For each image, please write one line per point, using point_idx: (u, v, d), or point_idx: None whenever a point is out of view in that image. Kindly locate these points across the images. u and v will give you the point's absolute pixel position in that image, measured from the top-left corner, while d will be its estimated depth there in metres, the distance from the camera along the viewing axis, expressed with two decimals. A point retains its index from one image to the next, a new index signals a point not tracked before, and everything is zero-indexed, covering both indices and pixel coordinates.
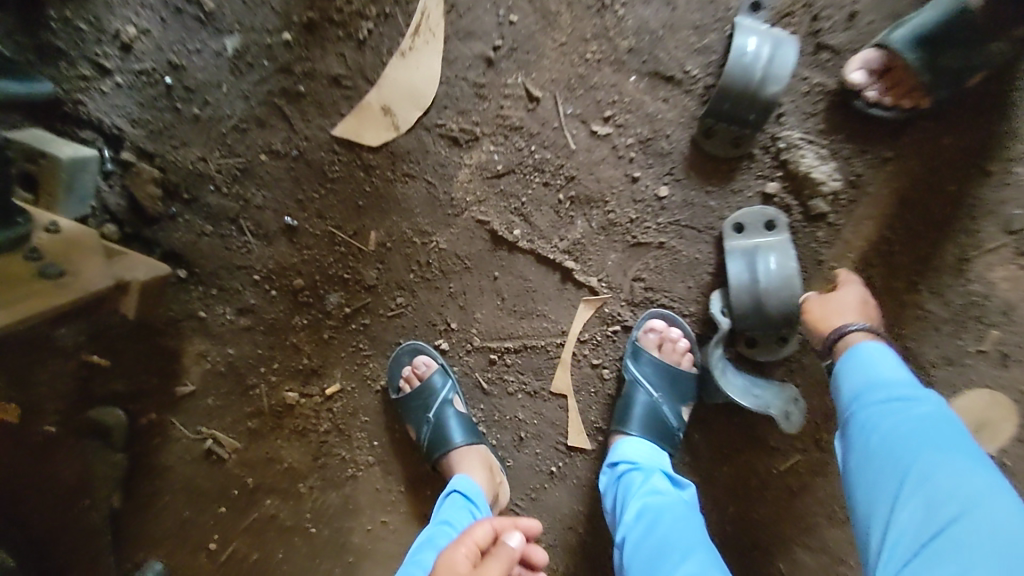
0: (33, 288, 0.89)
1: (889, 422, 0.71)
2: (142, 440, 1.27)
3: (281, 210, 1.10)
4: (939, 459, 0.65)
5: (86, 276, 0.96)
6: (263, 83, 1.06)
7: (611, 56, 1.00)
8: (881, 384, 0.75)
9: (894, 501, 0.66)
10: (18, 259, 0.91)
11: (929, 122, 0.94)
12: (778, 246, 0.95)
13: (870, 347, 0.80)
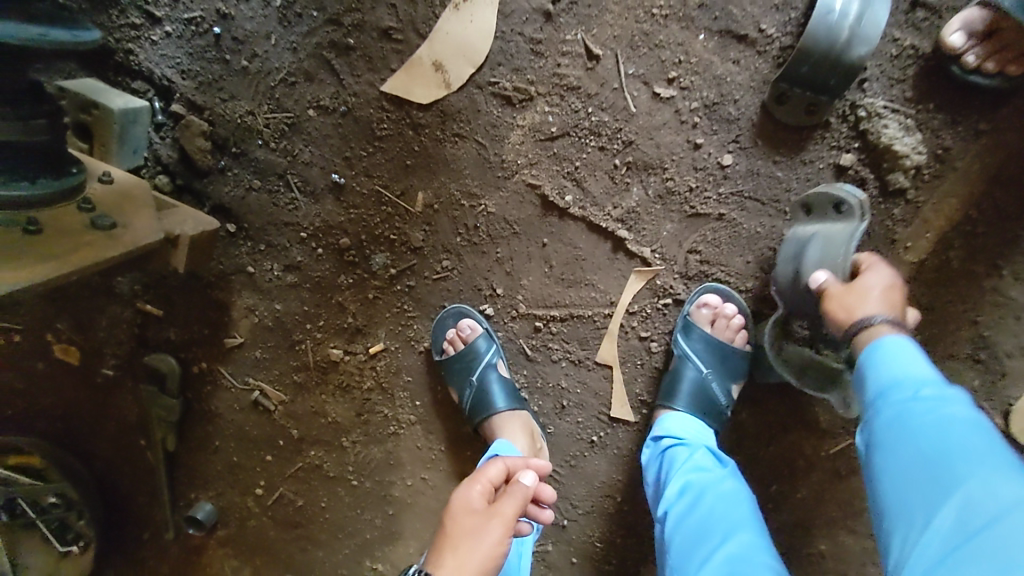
0: (86, 239, 0.90)
1: (918, 424, 0.62)
2: (194, 387, 1.32)
3: (328, 167, 1.08)
4: (980, 471, 0.56)
5: (136, 228, 0.95)
6: (313, 34, 1.02)
7: (679, 12, 0.93)
8: (908, 381, 0.65)
9: (929, 520, 0.56)
10: (72, 210, 0.92)
11: None
12: (830, 231, 0.86)
13: (893, 342, 0.70)
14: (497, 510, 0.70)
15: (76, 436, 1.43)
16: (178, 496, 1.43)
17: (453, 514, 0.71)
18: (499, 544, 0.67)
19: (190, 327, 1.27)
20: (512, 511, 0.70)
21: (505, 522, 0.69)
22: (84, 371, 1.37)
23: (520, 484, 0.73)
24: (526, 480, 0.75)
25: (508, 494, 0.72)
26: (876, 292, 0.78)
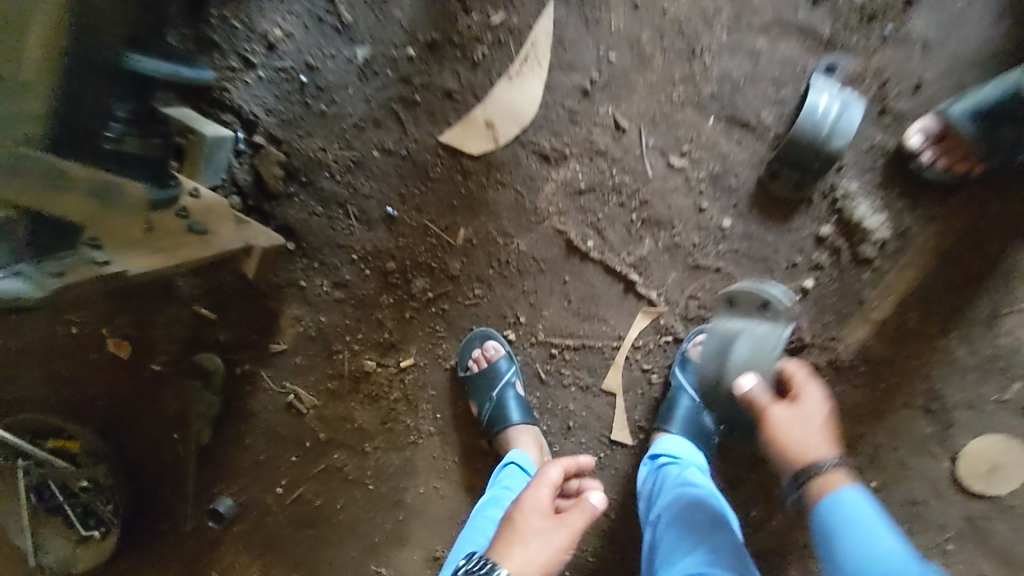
0: (181, 242, 1.05)
1: None
2: (236, 386, 1.46)
3: (384, 200, 1.25)
4: None
5: (222, 238, 1.10)
6: (385, 89, 1.21)
7: (694, 99, 1.13)
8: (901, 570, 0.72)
9: None
10: (169, 215, 1.05)
11: (982, 187, 1.04)
12: (757, 335, 1.02)
13: (852, 498, 0.79)
14: (564, 520, 0.80)
15: (116, 423, 1.56)
16: (203, 488, 1.54)
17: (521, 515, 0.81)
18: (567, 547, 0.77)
19: (242, 330, 1.43)
20: (579, 524, 0.80)
21: (573, 530, 0.79)
22: (136, 363, 1.51)
23: (586, 501, 0.83)
24: (593, 498, 0.84)
25: (577, 509, 0.81)
26: (815, 423, 0.83)
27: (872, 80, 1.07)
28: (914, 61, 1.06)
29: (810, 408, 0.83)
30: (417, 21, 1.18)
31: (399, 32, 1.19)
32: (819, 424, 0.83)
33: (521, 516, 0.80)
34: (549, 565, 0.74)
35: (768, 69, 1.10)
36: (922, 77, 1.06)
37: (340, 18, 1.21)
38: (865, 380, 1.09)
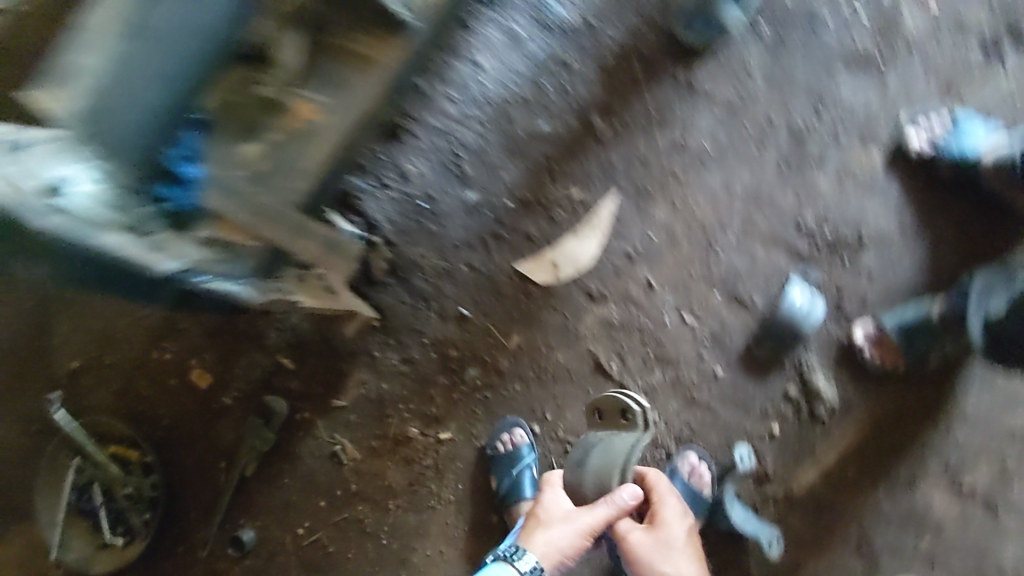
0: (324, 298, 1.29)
1: None
2: (291, 430, 1.72)
3: (460, 302, 1.62)
4: None
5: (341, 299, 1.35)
6: (482, 223, 1.61)
7: (707, 276, 1.49)
8: None
9: None
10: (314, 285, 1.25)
11: (901, 381, 1.38)
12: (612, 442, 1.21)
13: None
14: (581, 514, 1.16)
15: (172, 443, 1.79)
16: (229, 518, 1.74)
17: (546, 519, 1.20)
18: (582, 537, 1.14)
19: (309, 383, 1.71)
20: (602, 513, 1.16)
21: (586, 524, 1.15)
22: (208, 394, 1.77)
23: (615, 496, 1.17)
24: (623, 493, 1.17)
25: (602, 502, 1.17)
26: (673, 542, 1.18)
27: (830, 293, 1.43)
28: (862, 283, 1.42)
29: (671, 532, 1.19)
30: (518, 183, 1.59)
31: (502, 186, 1.60)
32: (676, 544, 1.18)
33: (546, 518, 1.20)
34: (569, 548, 1.14)
35: (764, 266, 1.47)
36: (867, 295, 1.42)
37: (461, 169, 1.61)
38: (810, 513, 1.40)
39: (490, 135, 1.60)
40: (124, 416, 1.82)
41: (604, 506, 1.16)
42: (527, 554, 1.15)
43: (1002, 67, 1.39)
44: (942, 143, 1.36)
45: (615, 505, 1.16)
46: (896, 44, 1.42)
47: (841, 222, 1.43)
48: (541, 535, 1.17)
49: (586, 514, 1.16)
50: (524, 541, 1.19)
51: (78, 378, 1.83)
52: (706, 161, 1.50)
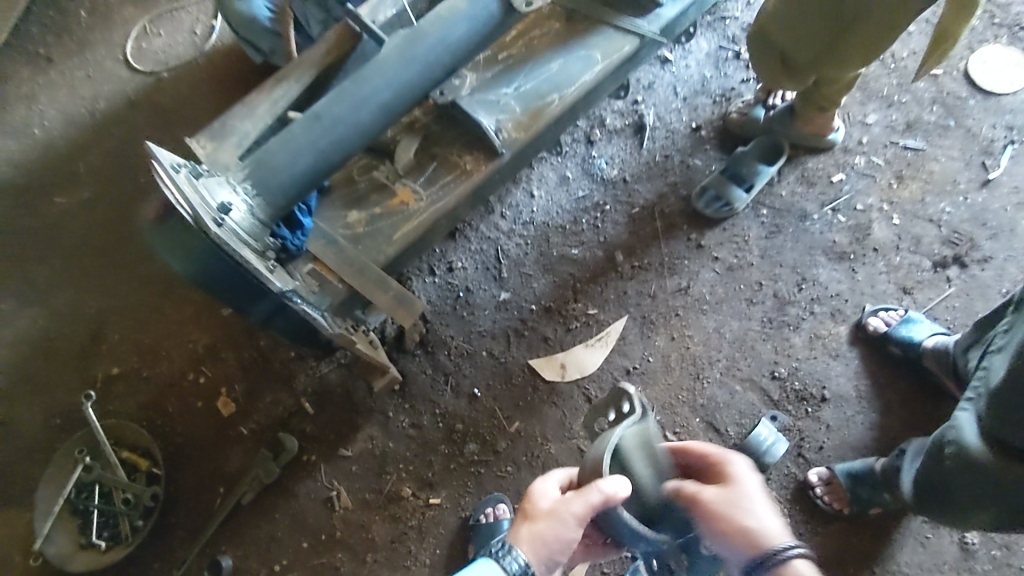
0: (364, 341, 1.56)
1: None
2: (293, 469, 1.85)
3: (474, 384, 1.84)
4: None
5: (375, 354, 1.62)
6: (508, 319, 1.87)
7: (691, 401, 1.73)
8: None
9: None
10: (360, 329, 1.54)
11: (844, 525, 1.58)
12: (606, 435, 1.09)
13: None
14: (571, 503, 1.00)
15: (180, 459, 1.90)
16: (211, 543, 1.82)
17: (535, 513, 1.03)
18: (575, 529, 1.00)
19: (322, 428, 1.87)
20: (591, 504, 0.99)
21: (577, 515, 0.99)
22: (227, 421, 1.92)
23: (601, 487, 0.99)
24: (606, 486, 1.00)
25: (585, 492, 1.00)
26: (749, 505, 1.05)
27: (793, 436, 1.66)
28: (821, 432, 1.66)
29: (742, 492, 1.06)
30: (545, 294, 1.87)
31: (531, 293, 1.88)
32: (750, 508, 1.04)
33: (537, 510, 1.04)
34: (561, 548, 1.00)
35: (740, 403, 1.71)
36: (824, 444, 1.65)
37: (500, 272, 1.91)
38: None
39: (530, 251, 1.91)
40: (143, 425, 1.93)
41: (595, 494, 0.99)
42: (517, 551, 0.97)
43: (947, 280, 1.72)
44: (895, 328, 1.64)
45: (612, 495, 0.99)
46: (865, 247, 1.78)
47: (808, 378, 1.70)
48: (526, 528, 1.02)
49: (575, 502, 1.00)
50: (518, 541, 1.00)
51: (111, 384, 1.99)
52: (703, 306, 1.80)
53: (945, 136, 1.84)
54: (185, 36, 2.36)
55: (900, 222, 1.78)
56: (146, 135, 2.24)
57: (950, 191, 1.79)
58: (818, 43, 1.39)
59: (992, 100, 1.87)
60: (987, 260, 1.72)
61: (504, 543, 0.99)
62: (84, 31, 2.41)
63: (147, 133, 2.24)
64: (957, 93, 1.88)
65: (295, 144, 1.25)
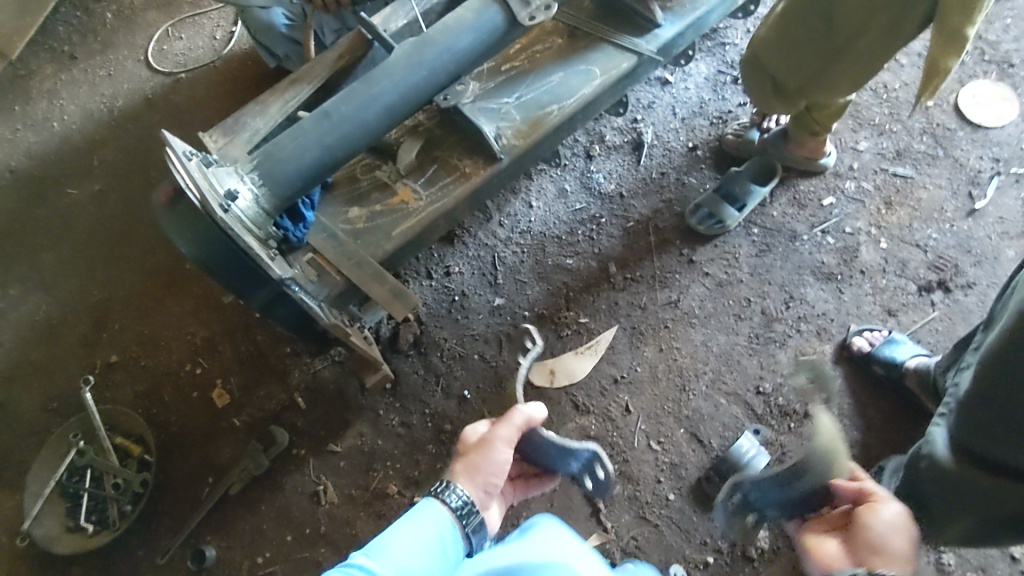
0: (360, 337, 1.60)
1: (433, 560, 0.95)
2: (282, 462, 1.87)
3: (465, 386, 1.87)
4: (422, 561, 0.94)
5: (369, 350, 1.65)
6: (501, 324, 1.91)
7: (676, 412, 1.76)
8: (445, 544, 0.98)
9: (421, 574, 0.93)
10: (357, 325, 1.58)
11: None
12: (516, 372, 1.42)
13: None
14: (498, 432, 1.14)
15: (171, 448, 1.93)
16: (196, 533, 1.83)
17: (467, 448, 1.15)
18: (507, 454, 1.13)
19: (313, 423, 1.90)
20: (515, 430, 1.15)
21: (506, 441, 1.14)
22: (220, 413, 1.95)
23: (520, 414, 1.17)
24: (522, 412, 1.17)
25: (509, 420, 1.16)
26: (906, 537, 1.07)
27: (776, 450, 1.68)
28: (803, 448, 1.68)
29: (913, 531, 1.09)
30: (539, 301, 1.91)
31: (525, 300, 1.92)
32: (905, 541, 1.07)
33: (469, 448, 1.15)
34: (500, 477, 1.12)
35: (724, 415, 1.74)
36: None
37: (495, 278, 1.95)
38: None
39: (527, 260, 1.96)
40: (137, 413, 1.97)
41: (515, 420, 1.16)
42: (457, 488, 1.05)
43: (932, 304, 1.76)
44: (877, 348, 1.67)
45: (530, 414, 1.17)
46: (852, 269, 1.82)
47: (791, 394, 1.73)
48: (461, 467, 1.11)
49: (503, 427, 1.15)
50: (459, 480, 1.08)
51: (110, 372, 2.02)
52: (692, 320, 1.84)
53: (933, 165, 1.90)
54: (205, 40, 2.45)
55: (888, 246, 1.83)
56: (161, 132, 2.31)
57: (937, 218, 1.84)
58: (808, 69, 1.44)
59: (980, 132, 1.92)
60: (970, 285, 1.76)
61: (443, 483, 1.06)
62: (108, 32, 2.50)
63: (161, 130, 2.30)
64: (946, 125, 1.94)
65: (305, 140, 1.30)
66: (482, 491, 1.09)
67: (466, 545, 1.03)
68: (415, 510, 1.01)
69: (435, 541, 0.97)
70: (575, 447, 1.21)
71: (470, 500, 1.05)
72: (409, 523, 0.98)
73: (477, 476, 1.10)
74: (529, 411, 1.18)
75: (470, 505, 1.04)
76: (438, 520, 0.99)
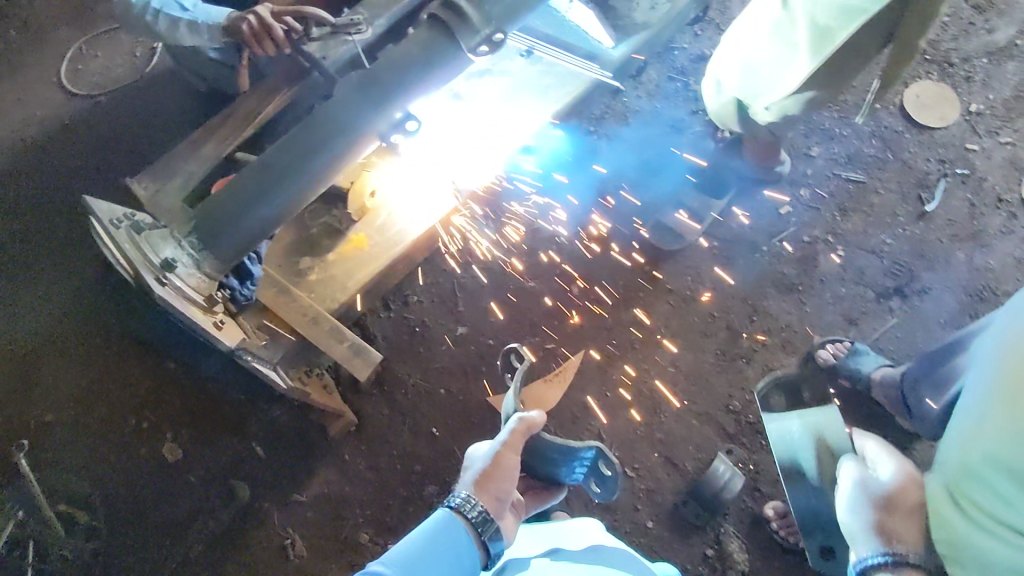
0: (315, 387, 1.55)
1: (444, 564, 1.02)
2: (244, 518, 1.77)
3: (434, 423, 1.81)
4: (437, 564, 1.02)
5: (330, 402, 1.57)
6: (466, 356, 1.85)
7: (649, 436, 1.75)
8: (459, 553, 1.05)
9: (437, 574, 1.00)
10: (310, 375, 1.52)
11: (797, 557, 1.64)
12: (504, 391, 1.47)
13: None
14: (506, 446, 1.22)
15: (117, 511, 1.77)
16: None
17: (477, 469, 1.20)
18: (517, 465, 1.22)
19: (275, 473, 1.80)
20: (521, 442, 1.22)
21: (514, 453, 1.22)
22: (170, 467, 1.80)
23: (524, 424, 1.23)
24: (526, 422, 1.24)
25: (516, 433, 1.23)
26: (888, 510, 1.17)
27: (748, 469, 1.72)
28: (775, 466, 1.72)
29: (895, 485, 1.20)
30: (502, 328, 1.86)
31: (488, 328, 1.86)
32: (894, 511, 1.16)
33: (482, 460, 1.22)
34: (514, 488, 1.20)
35: (696, 436, 1.74)
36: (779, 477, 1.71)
37: (456, 307, 1.88)
38: None
39: (487, 283, 1.89)
40: (73, 474, 1.79)
41: (519, 433, 1.23)
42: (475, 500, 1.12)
43: (890, 311, 1.80)
44: (842, 361, 1.69)
45: (526, 420, 1.24)
46: (812, 280, 1.84)
47: (761, 412, 1.76)
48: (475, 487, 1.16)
49: (509, 440, 1.22)
50: (474, 493, 1.15)
51: (47, 431, 1.83)
52: (659, 339, 1.82)
53: (883, 169, 1.92)
54: (124, 58, 2.22)
55: (845, 255, 1.86)
56: (73, 157, 2.08)
57: (889, 223, 1.88)
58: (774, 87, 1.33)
59: (926, 133, 1.95)
60: (925, 291, 1.81)
61: (461, 496, 1.13)
62: (12, 52, 2.26)
63: (75, 157, 2.08)
64: (894, 128, 1.96)
65: (253, 199, 1.15)
66: (493, 501, 1.16)
67: (480, 556, 1.09)
68: (431, 522, 1.09)
69: (451, 545, 1.05)
70: (577, 448, 1.24)
71: (486, 510, 1.12)
72: (426, 534, 1.06)
73: (490, 485, 1.18)
74: (533, 422, 1.24)
75: (487, 515, 1.11)
76: (454, 535, 1.06)
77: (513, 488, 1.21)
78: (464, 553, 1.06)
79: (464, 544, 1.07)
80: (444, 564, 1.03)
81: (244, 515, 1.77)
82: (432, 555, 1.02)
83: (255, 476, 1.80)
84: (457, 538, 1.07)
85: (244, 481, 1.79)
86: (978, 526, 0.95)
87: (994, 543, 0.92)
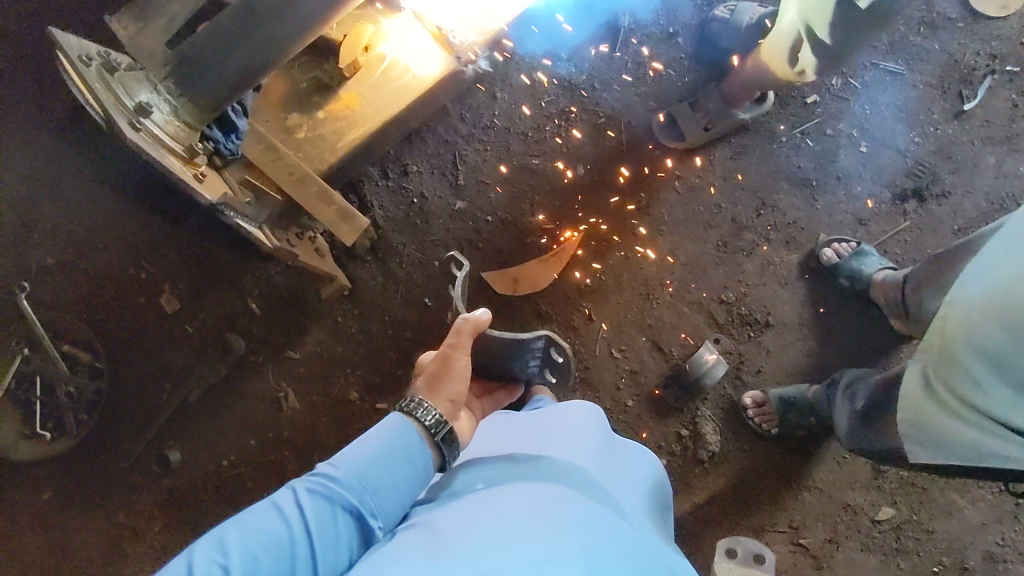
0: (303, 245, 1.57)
1: (395, 476, 0.92)
2: (241, 370, 1.84)
3: (426, 293, 1.82)
4: (386, 478, 0.92)
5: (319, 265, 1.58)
6: (462, 230, 1.81)
7: (638, 322, 1.76)
8: (411, 460, 0.95)
9: (384, 491, 0.90)
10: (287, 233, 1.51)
11: (767, 443, 1.71)
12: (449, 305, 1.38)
13: None
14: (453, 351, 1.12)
15: (123, 355, 1.84)
16: (158, 437, 1.83)
17: (423, 376, 1.10)
18: (465, 367, 1.13)
19: (270, 331, 1.84)
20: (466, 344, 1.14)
21: (463, 357, 1.13)
22: (170, 317, 1.83)
23: (466, 323, 1.14)
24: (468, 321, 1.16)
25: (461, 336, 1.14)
26: None
27: (733, 360, 1.74)
28: (761, 357, 1.74)
29: None
30: (501, 204, 1.80)
31: (486, 203, 1.81)
32: None
33: (432, 364, 1.13)
34: (464, 391, 1.11)
35: (686, 325, 1.75)
36: (762, 368, 1.74)
37: (456, 180, 1.81)
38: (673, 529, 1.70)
39: (489, 157, 1.81)
40: (76, 318, 1.83)
41: (464, 333, 1.14)
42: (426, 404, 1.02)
43: (903, 214, 1.74)
44: (845, 260, 1.66)
45: (471, 318, 1.15)
46: (828, 177, 1.76)
47: (754, 305, 1.75)
48: (424, 389, 1.07)
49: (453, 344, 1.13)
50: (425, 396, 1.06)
51: (44, 273, 1.82)
52: (660, 227, 1.77)
53: (926, 61, 1.76)
54: None
55: (867, 151, 1.76)
56: None
57: (920, 120, 1.76)
58: None
59: (981, 23, 1.76)
60: (945, 196, 1.74)
61: (412, 400, 1.03)
62: None
63: None
64: (946, 14, 1.76)
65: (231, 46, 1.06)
66: (447, 404, 1.08)
67: (433, 456, 1.00)
68: (383, 425, 0.98)
69: (405, 453, 0.95)
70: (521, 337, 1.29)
71: (441, 413, 1.03)
72: (377, 435, 0.96)
73: (442, 388, 1.09)
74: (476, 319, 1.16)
75: (441, 418, 1.02)
76: (406, 436, 0.97)
77: (465, 390, 1.12)
78: (417, 461, 0.96)
79: (416, 455, 0.96)
80: (395, 476, 0.92)
81: (240, 366, 1.84)
82: (380, 466, 0.92)
83: (252, 332, 1.84)
84: (411, 449, 0.96)
85: (241, 335, 1.83)
86: (945, 403, 0.92)
87: (967, 428, 0.89)
